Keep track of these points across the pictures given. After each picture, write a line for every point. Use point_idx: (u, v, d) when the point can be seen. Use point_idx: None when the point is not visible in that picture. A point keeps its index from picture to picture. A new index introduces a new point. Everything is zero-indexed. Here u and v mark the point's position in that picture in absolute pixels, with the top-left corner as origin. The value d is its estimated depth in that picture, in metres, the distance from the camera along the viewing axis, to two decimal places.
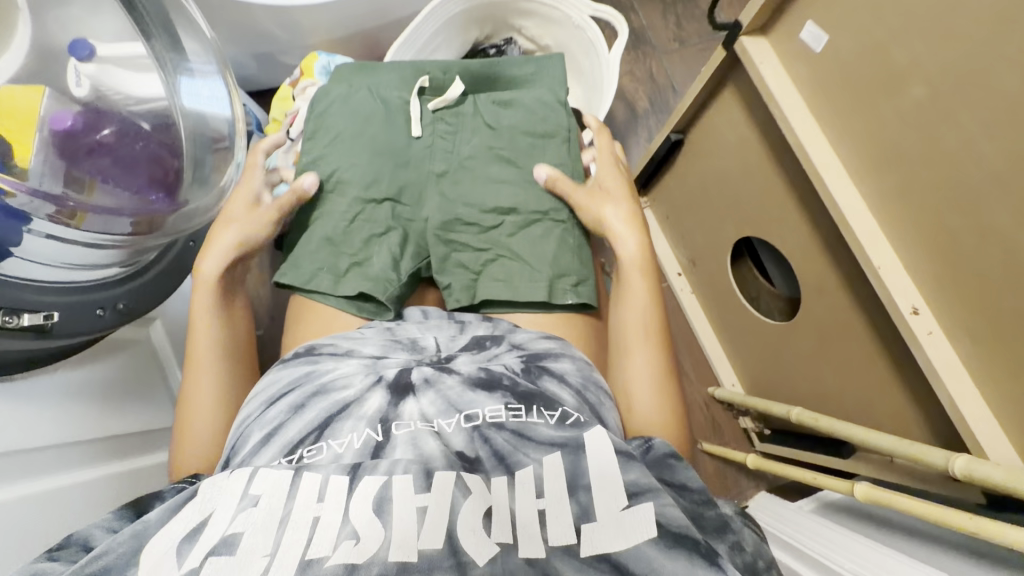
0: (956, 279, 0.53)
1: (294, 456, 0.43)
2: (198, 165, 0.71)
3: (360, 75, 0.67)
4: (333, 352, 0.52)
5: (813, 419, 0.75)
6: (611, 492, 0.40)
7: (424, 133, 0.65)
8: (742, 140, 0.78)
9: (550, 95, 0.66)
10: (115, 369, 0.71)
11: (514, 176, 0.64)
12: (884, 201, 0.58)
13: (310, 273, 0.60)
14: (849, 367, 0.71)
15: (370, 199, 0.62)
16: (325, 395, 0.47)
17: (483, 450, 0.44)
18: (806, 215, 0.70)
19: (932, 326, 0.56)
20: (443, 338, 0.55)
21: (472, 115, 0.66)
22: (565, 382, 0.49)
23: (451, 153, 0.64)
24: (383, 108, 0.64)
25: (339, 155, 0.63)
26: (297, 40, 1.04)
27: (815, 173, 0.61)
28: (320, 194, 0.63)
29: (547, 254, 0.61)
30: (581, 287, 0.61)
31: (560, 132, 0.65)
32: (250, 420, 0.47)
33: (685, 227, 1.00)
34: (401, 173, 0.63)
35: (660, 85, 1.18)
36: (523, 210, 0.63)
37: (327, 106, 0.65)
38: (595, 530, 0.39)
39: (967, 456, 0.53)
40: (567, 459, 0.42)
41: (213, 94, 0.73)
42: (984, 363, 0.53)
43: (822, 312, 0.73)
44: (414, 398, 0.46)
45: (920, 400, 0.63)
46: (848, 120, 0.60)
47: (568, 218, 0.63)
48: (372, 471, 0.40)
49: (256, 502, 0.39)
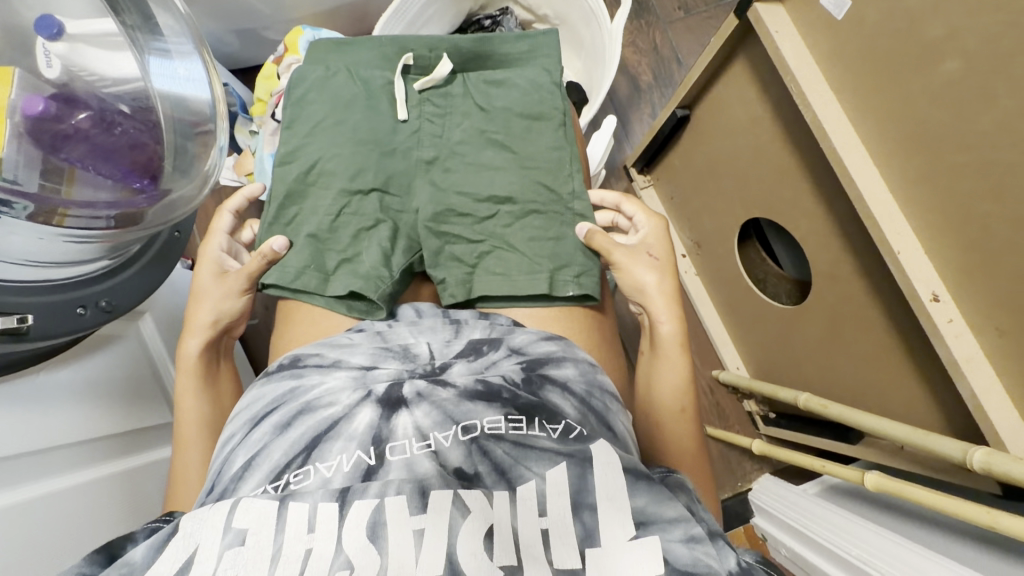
0: (987, 269, 0.50)
1: (280, 482, 0.41)
2: (179, 152, 0.65)
3: (337, 55, 0.62)
4: (319, 363, 0.50)
5: (821, 405, 0.73)
6: (616, 517, 0.38)
7: (411, 116, 0.60)
8: (753, 118, 0.73)
9: (545, 77, 0.61)
10: (106, 369, 0.69)
11: (510, 163, 0.60)
12: (907, 185, 0.54)
13: (295, 271, 0.57)
14: (863, 355, 0.68)
15: (356, 191, 0.58)
16: (311, 414, 0.45)
17: (483, 465, 0.42)
18: (821, 197, 0.67)
19: (953, 314, 0.53)
20: (437, 343, 0.52)
21: (462, 96, 0.61)
22: (568, 391, 0.48)
23: (440, 138, 0.60)
24: (364, 91, 0.60)
25: (321, 145, 0.59)
26: (280, 14, 0.98)
27: (834, 155, 0.57)
28: (302, 187, 0.59)
29: (544, 248, 0.58)
30: (584, 277, 0.58)
31: (555, 115, 0.60)
32: (236, 440, 0.46)
33: (692, 209, 0.96)
34: (388, 162, 0.59)
35: (664, 57, 1.12)
36: (519, 198, 0.59)
37: (305, 91, 0.60)
38: (599, 557, 0.37)
39: (987, 449, 0.51)
40: (573, 473, 0.41)
41: (192, 72, 0.66)
42: (1008, 357, 0.50)
43: (834, 299, 0.70)
44: (407, 410, 0.44)
45: (937, 390, 0.61)
46: (872, 98, 0.55)
47: (567, 208, 0.59)
48: (362, 496, 0.39)
49: (243, 539, 0.38)
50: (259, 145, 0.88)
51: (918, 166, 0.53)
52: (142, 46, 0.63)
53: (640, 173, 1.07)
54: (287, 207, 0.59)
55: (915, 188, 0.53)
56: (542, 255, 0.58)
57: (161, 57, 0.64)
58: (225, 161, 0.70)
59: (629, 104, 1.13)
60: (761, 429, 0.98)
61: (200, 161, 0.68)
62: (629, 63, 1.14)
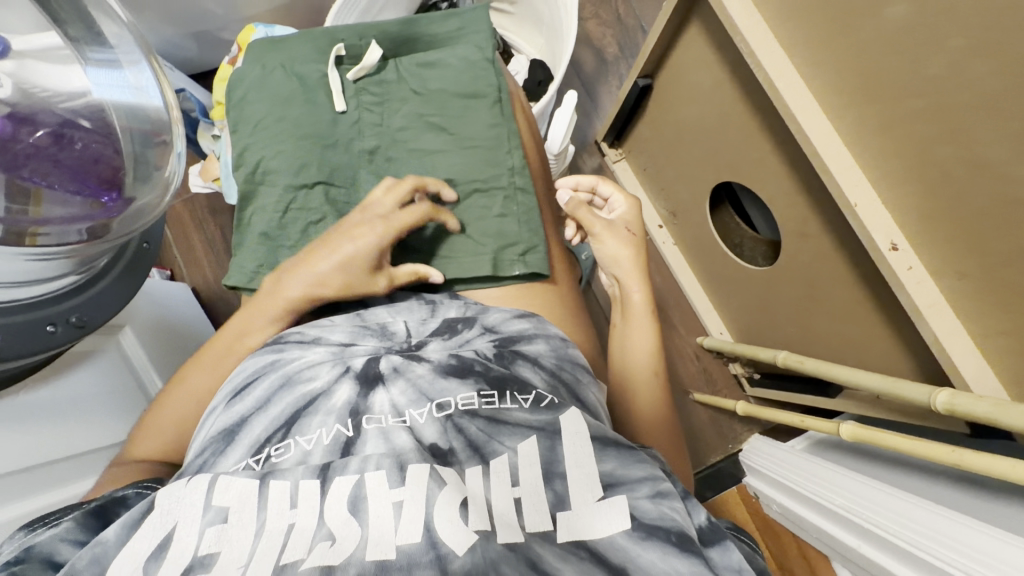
0: (944, 216, 0.50)
1: (261, 455, 0.42)
2: (140, 162, 0.65)
3: (271, 52, 0.61)
4: (299, 341, 0.52)
5: (799, 363, 0.74)
6: (586, 483, 0.39)
7: (349, 107, 0.60)
8: (714, 82, 0.73)
9: (477, 53, 0.60)
10: (88, 383, 0.70)
11: (451, 145, 0.59)
12: (864, 137, 0.54)
13: (250, 272, 0.58)
14: (833, 309, 0.69)
15: (301, 186, 0.58)
16: (291, 389, 0.47)
17: (457, 441, 0.43)
18: (782, 154, 0.67)
19: (913, 262, 0.53)
20: (413, 322, 0.54)
21: (397, 82, 0.60)
22: (538, 365, 0.50)
23: (381, 127, 0.60)
24: (300, 88, 0.59)
25: (262, 144, 0.59)
26: (233, 12, 0.97)
27: (788, 112, 0.57)
28: (251, 188, 0.59)
29: (490, 228, 0.58)
30: (530, 255, 0.58)
31: (490, 92, 0.59)
32: (216, 414, 0.47)
33: (665, 180, 0.96)
34: (330, 155, 0.59)
35: (628, 26, 1.11)
36: (460, 180, 0.59)
37: (245, 92, 0.60)
38: (571, 518, 0.38)
39: (951, 390, 0.51)
40: (544, 445, 0.42)
41: (140, 82, 0.65)
42: (970, 297, 0.51)
43: (803, 255, 0.70)
44: (385, 388, 0.46)
45: (905, 337, 0.61)
46: (826, 51, 0.55)
47: (507, 184, 0.58)
48: (343, 472, 0.40)
49: (226, 517, 0.38)
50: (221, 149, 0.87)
51: (875, 115, 0.52)
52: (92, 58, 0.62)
53: (611, 147, 1.07)
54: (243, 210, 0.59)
55: (870, 139, 0.54)
56: (491, 235, 0.58)
57: (107, 67, 0.63)
58: (184, 166, 0.71)
59: (595, 77, 1.12)
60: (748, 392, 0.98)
61: (162, 169, 0.68)
62: (592, 35, 1.13)
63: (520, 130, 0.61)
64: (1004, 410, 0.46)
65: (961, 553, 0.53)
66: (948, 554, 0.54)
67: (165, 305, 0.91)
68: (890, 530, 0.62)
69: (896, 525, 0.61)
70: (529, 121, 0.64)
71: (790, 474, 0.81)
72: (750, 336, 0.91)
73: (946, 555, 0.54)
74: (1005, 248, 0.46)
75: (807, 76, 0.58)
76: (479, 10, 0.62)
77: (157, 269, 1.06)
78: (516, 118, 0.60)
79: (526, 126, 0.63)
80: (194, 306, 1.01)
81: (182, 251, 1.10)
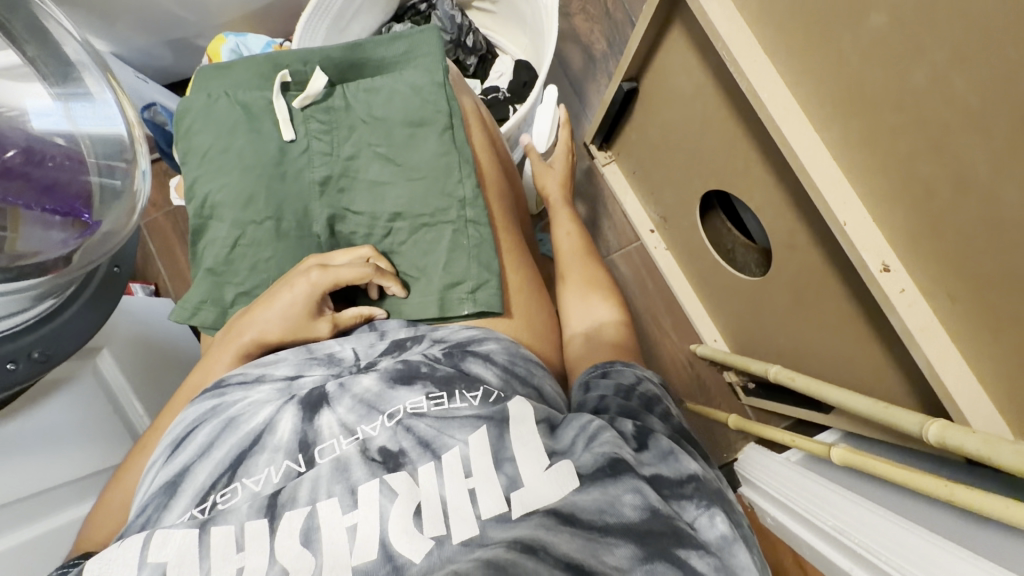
0: (934, 236, 0.46)
1: (206, 504, 0.42)
2: (108, 182, 0.63)
3: (216, 80, 0.58)
4: (242, 381, 0.50)
5: (789, 378, 0.72)
6: (534, 454, 0.41)
7: (298, 136, 0.57)
8: (697, 86, 0.69)
9: (426, 77, 0.57)
10: (63, 414, 0.68)
11: (396, 176, 0.57)
12: (849, 149, 0.51)
13: (194, 306, 0.57)
14: (824, 324, 0.66)
15: (250, 220, 0.56)
16: (235, 429, 0.46)
17: (407, 442, 0.43)
18: (768, 163, 0.63)
19: (905, 283, 0.50)
20: (362, 347, 0.53)
21: (345, 110, 0.57)
22: (490, 361, 0.50)
23: (330, 156, 0.57)
24: (245, 117, 0.56)
25: (211, 177, 0.57)
26: (206, 20, 0.94)
27: (772, 122, 0.54)
28: (201, 222, 0.57)
29: (439, 261, 0.56)
30: (479, 292, 0.55)
31: (439, 118, 0.56)
32: (156, 466, 0.46)
33: (654, 183, 0.93)
34: (278, 189, 0.56)
35: (617, 21, 1.07)
36: (408, 214, 0.57)
37: (191, 122, 0.58)
38: (524, 494, 0.39)
39: (943, 422, 0.48)
40: (493, 433, 0.42)
41: (104, 109, 0.63)
42: (962, 320, 0.47)
43: (793, 267, 0.67)
44: (330, 408, 0.46)
45: (897, 356, 0.58)
46: (809, 57, 0.51)
47: (457, 217, 0.56)
48: (292, 506, 0.40)
49: (164, 572, 0.38)
50: None
51: (857, 126, 0.49)
52: (56, 88, 0.59)
53: (600, 149, 1.02)
54: (196, 243, 0.58)
55: (856, 153, 0.50)
56: (453, 261, 0.56)
57: (72, 95, 0.60)
58: (149, 183, 0.69)
59: (582, 75, 1.08)
60: (743, 400, 0.96)
61: (128, 193, 0.65)
62: (581, 31, 1.08)
63: (474, 159, 0.58)
64: (998, 449, 0.43)
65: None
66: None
67: (148, 322, 0.90)
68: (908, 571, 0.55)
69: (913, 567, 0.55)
70: (485, 144, 0.61)
71: (780, 489, 0.79)
72: (743, 345, 0.88)
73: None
74: (999, 268, 0.42)
75: (790, 84, 0.54)
76: (428, 31, 0.57)
77: (140, 283, 1.04)
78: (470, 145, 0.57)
79: (483, 146, 0.61)
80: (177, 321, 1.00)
81: (165, 264, 1.09)
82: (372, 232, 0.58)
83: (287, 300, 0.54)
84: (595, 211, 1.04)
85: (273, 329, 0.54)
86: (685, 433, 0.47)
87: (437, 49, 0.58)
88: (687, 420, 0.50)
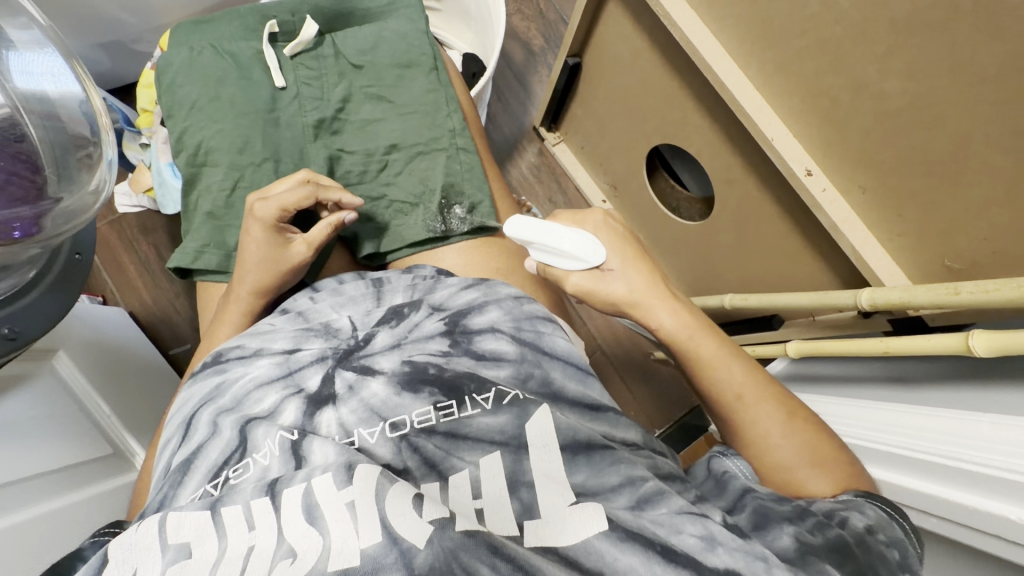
0: (845, 142, 0.56)
1: (220, 479, 0.44)
2: (60, 164, 0.60)
3: (197, 35, 0.68)
4: (240, 355, 0.53)
5: (743, 300, 0.80)
6: (556, 490, 0.43)
7: (288, 82, 0.68)
8: (636, 51, 0.79)
9: (408, 25, 0.71)
10: (22, 409, 0.63)
11: (389, 113, 0.69)
12: (770, 78, 0.61)
13: (195, 252, 0.64)
14: (766, 247, 0.75)
15: (248, 162, 0.65)
16: (239, 412, 0.48)
17: (412, 460, 0.46)
18: (704, 109, 0.73)
19: (825, 184, 0.60)
20: (359, 314, 0.57)
21: (333, 56, 0.70)
22: (498, 332, 0.54)
23: (321, 100, 0.68)
24: (234, 64, 0.67)
25: (200, 127, 0.65)
26: (148, 23, 0.94)
27: (705, 64, 0.64)
28: (194, 168, 0.65)
29: (434, 185, 0.67)
30: (476, 212, 0.67)
31: (425, 61, 0.70)
32: (172, 444, 0.49)
33: (601, 152, 1.02)
34: (273, 133, 0.66)
35: (550, 20, 1.15)
36: (403, 145, 0.68)
37: (173, 77, 0.66)
38: (537, 526, 0.41)
39: (871, 288, 0.57)
40: (508, 458, 0.45)
41: (52, 66, 0.61)
42: (872, 212, 0.57)
43: (734, 202, 0.77)
44: (333, 407, 0.48)
45: (829, 262, 0.67)
46: (726, 5, 0.62)
47: (449, 145, 0.68)
48: (290, 484, 0.42)
49: (189, 552, 0.40)
50: (153, 156, 0.84)
51: (772, 57, 0.60)
52: None
53: (549, 131, 1.11)
54: (189, 193, 0.66)
55: (773, 79, 0.61)
56: (448, 185, 0.68)
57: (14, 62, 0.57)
58: (114, 174, 0.67)
59: (525, 68, 1.15)
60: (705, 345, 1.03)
61: (87, 177, 0.63)
62: (519, 29, 1.15)
63: (455, 92, 0.71)
64: (916, 292, 0.52)
65: (933, 440, 0.53)
66: (921, 443, 0.54)
67: (100, 326, 0.85)
68: (857, 437, 0.61)
69: (865, 433, 0.61)
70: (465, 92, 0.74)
71: None
72: (695, 288, 0.97)
73: (895, 440, 0.56)
74: (901, 152, 0.52)
75: (715, 30, 0.65)
76: None
77: (86, 295, 0.99)
78: (451, 81, 0.71)
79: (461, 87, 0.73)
80: (131, 327, 0.95)
81: (112, 275, 1.03)
82: (369, 166, 0.69)
83: (249, 245, 0.60)
84: (550, 188, 1.12)
85: (257, 269, 0.60)
86: (863, 543, 0.43)
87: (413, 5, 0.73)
88: (882, 526, 0.45)
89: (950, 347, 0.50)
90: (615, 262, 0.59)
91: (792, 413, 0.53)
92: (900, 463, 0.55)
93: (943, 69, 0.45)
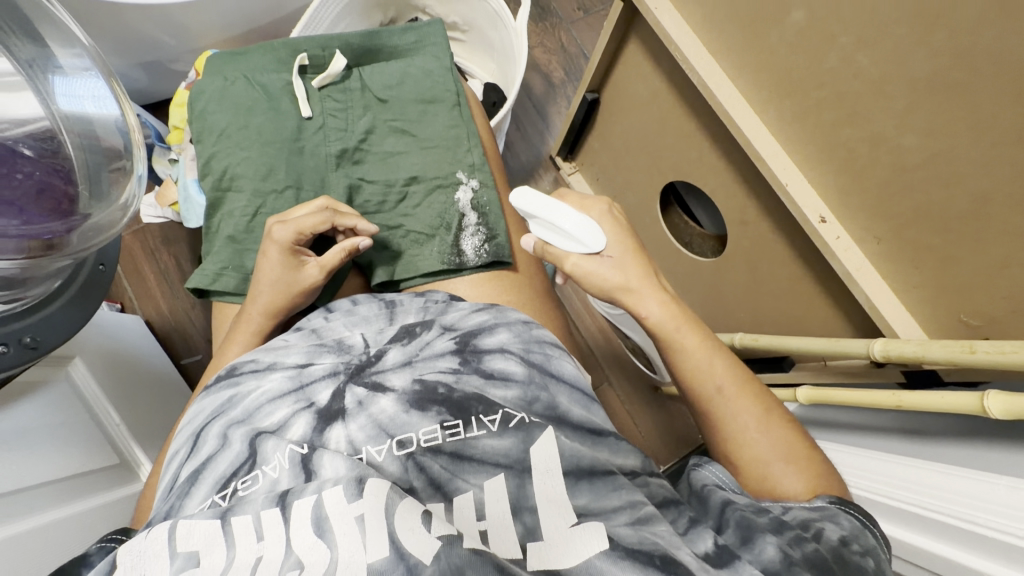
0: (863, 189, 0.56)
1: (227, 490, 0.45)
2: (94, 181, 0.62)
3: (230, 65, 0.71)
4: (254, 368, 0.54)
5: (753, 341, 0.79)
6: (557, 512, 0.43)
7: (315, 112, 0.70)
8: (655, 89, 0.81)
9: (434, 62, 0.73)
10: (34, 416, 0.64)
11: (410, 146, 0.71)
12: (788, 123, 0.62)
13: (215, 273, 0.66)
14: (778, 288, 0.75)
15: (271, 189, 0.67)
16: (250, 425, 0.49)
17: (418, 480, 0.45)
18: (720, 149, 0.74)
19: (839, 232, 0.60)
20: (371, 333, 0.58)
21: (359, 89, 0.72)
22: (508, 352, 0.54)
23: (345, 131, 0.71)
24: (264, 95, 0.69)
25: (226, 154, 0.68)
26: (185, 45, 0.98)
27: (722, 108, 0.66)
28: (218, 193, 0.68)
29: (449, 218, 0.69)
30: (490, 246, 0.68)
31: (448, 97, 0.72)
32: (181, 456, 0.50)
33: (616, 187, 1.03)
34: (297, 161, 0.69)
35: (571, 53, 1.18)
36: (423, 177, 0.70)
37: (205, 104, 0.69)
38: (540, 548, 0.41)
39: (884, 339, 0.56)
40: (512, 483, 0.45)
41: (94, 89, 0.64)
42: (887, 257, 0.57)
43: (747, 242, 0.77)
44: (342, 423, 0.48)
45: (842, 308, 0.67)
46: (745, 53, 0.63)
47: (466, 179, 0.70)
48: (301, 496, 0.42)
49: (197, 561, 0.40)
50: (181, 172, 0.87)
51: (789, 105, 0.61)
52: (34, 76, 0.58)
53: (565, 161, 1.13)
54: (212, 215, 0.68)
55: (790, 124, 0.62)
56: (463, 215, 0.69)
57: (64, 90, 0.60)
58: (142, 190, 0.69)
59: (544, 100, 1.17)
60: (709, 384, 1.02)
61: (118, 193, 0.65)
62: (540, 62, 1.18)
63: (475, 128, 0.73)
64: (930, 348, 0.51)
65: (944, 495, 0.52)
66: (932, 500, 0.52)
67: (116, 334, 0.87)
68: (868, 490, 0.59)
69: (876, 486, 0.59)
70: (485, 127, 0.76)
71: None
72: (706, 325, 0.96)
73: (913, 498, 0.54)
74: (920, 199, 0.51)
75: (734, 74, 0.66)
76: (434, 27, 0.76)
77: (105, 303, 1.01)
78: (472, 117, 0.73)
79: (481, 122, 0.75)
80: (144, 337, 0.96)
81: (132, 282, 1.06)
82: (387, 195, 0.70)
83: (264, 267, 0.62)
84: None
85: (272, 290, 0.61)
86: (841, 558, 0.42)
87: (440, 41, 0.76)
88: (856, 535, 0.44)
89: (967, 407, 0.49)
90: (621, 286, 0.60)
91: (787, 424, 0.54)
92: (913, 520, 0.53)
93: (960, 120, 0.46)
